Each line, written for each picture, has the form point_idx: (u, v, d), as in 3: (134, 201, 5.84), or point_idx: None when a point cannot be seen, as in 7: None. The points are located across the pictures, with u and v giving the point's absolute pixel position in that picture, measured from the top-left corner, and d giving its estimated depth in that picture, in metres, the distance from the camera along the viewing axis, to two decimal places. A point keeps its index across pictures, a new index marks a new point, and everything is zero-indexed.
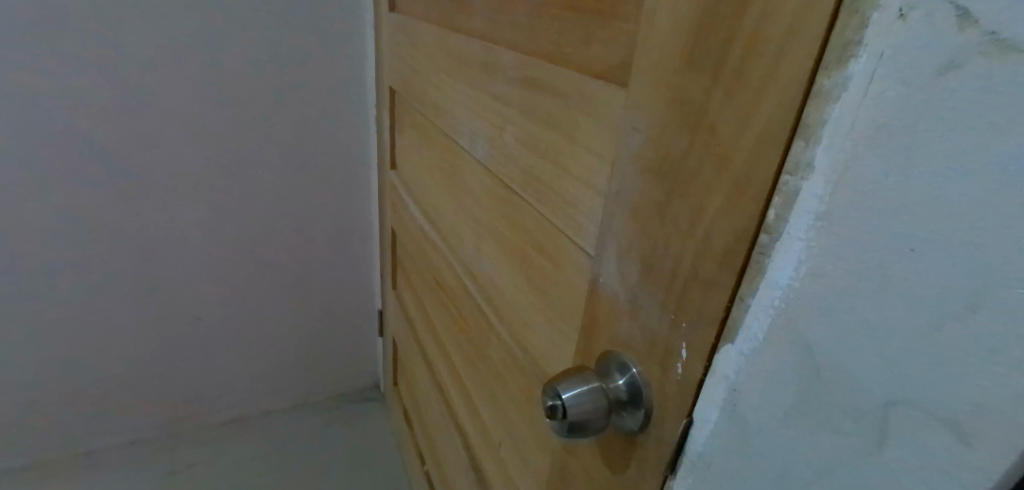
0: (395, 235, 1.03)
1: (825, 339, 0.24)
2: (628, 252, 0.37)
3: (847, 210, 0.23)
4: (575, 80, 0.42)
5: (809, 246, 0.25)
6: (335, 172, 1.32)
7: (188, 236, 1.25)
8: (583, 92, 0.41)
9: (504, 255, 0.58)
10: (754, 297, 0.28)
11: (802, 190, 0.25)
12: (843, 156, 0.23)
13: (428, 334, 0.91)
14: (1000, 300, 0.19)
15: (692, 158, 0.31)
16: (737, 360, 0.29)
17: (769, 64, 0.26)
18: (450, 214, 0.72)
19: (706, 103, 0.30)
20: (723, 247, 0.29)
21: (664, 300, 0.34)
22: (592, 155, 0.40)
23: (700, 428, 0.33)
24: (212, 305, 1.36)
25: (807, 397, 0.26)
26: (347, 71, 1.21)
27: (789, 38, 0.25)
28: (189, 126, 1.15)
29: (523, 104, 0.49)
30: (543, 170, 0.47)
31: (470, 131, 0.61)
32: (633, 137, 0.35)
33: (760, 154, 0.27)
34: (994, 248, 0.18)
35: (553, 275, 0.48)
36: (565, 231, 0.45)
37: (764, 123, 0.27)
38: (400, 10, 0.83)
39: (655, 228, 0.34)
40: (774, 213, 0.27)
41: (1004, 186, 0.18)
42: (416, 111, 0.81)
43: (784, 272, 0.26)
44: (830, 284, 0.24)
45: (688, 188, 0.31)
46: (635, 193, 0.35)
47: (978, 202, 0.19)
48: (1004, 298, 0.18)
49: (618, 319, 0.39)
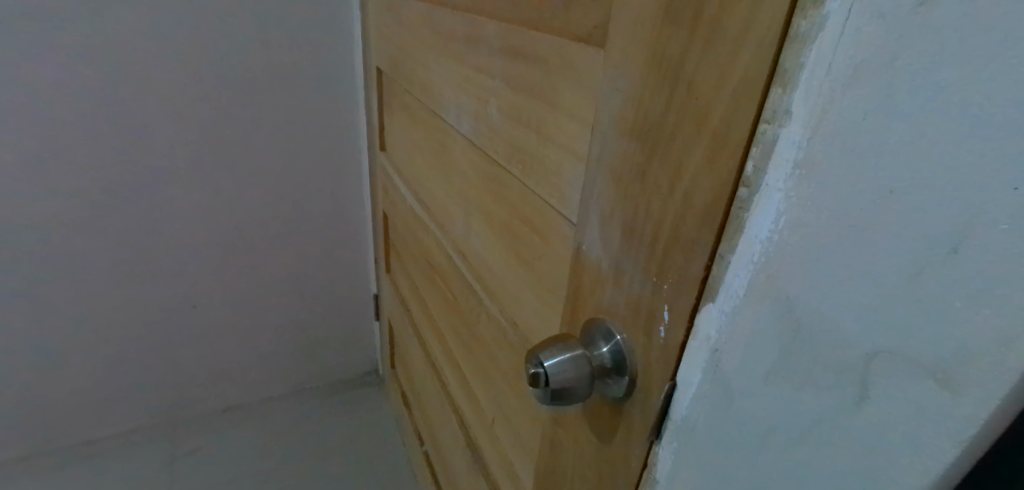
0: (388, 218, 1.02)
1: (805, 292, 0.24)
2: (611, 217, 0.36)
3: (827, 156, 0.22)
4: (556, 44, 0.40)
5: (789, 197, 0.24)
6: (329, 159, 1.31)
7: (184, 225, 1.25)
8: (564, 55, 0.39)
9: (492, 231, 0.57)
10: (734, 254, 0.27)
11: (781, 138, 0.24)
12: (822, 100, 0.22)
13: (423, 317, 0.91)
14: (988, 241, 0.18)
15: (671, 115, 0.30)
16: (717, 321, 0.29)
17: (749, 8, 0.25)
18: (439, 193, 0.71)
19: (684, 56, 0.29)
20: (704, 205, 0.28)
21: (646, 264, 0.33)
22: (573, 120, 0.39)
23: (685, 391, 0.32)
24: (207, 294, 1.36)
25: (790, 353, 0.25)
26: (334, 56, 1.20)
27: None
28: (175, 112, 1.13)
29: (504, 73, 0.48)
30: (527, 140, 0.46)
31: (455, 107, 0.59)
32: (613, 98, 0.34)
33: (739, 104, 0.26)
34: (975, 183, 0.18)
35: (540, 248, 0.48)
36: (549, 201, 0.44)
37: (743, 70, 0.25)
38: None
39: (637, 189, 0.33)
40: (752, 165, 0.26)
41: (989, 120, 0.17)
42: (403, 91, 0.79)
43: (762, 227, 0.26)
44: (810, 234, 0.23)
45: (667, 145, 0.30)
46: (615, 156, 0.34)
47: (965, 138, 0.18)
48: (987, 235, 0.18)
49: (603, 285, 0.38)
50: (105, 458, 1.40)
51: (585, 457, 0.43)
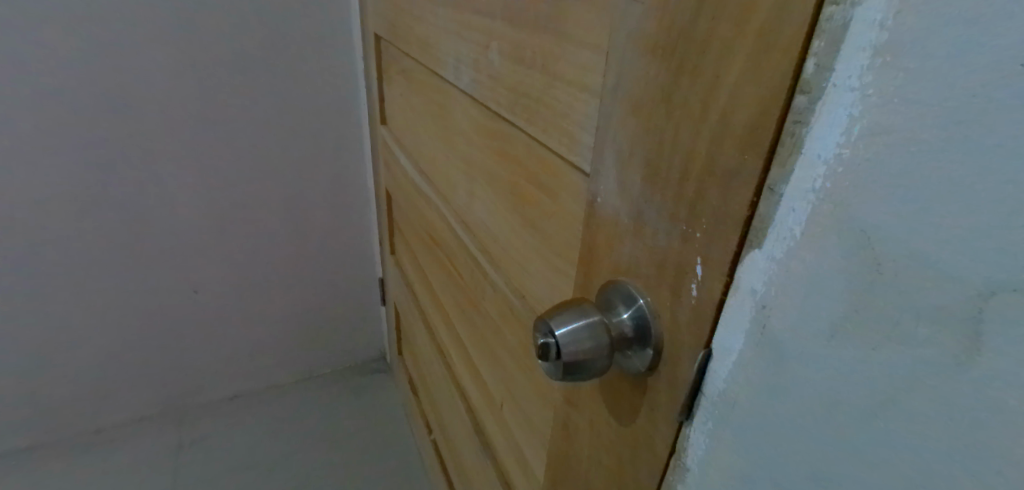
0: (390, 195, 0.97)
1: (887, 222, 0.18)
2: (630, 157, 0.30)
3: (924, 32, 0.16)
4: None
5: (866, 98, 0.18)
6: (329, 139, 1.26)
7: (181, 209, 1.21)
8: None
9: (495, 195, 0.52)
10: (788, 183, 0.22)
11: (855, 21, 0.18)
12: None
13: (428, 297, 0.86)
14: None
15: (705, 18, 0.24)
16: (764, 271, 0.24)
17: None
18: (440, 160, 0.66)
19: None
20: (746, 126, 0.23)
21: (674, 210, 0.28)
22: (584, 49, 0.33)
23: (722, 360, 0.27)
24: (208, 281, 1.32)
25: (865, 301, 0.20)
26: (332, 29, 1.15)
27: None
28: (168, 90, 1.08)
29: (506, 9, 0.42)
30: (532, 84, 0.40)
31: (455, 59, 0.54)
32: (631, 11, 0.28)
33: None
34: None
35: (548, 207, 0.42)
36: (556, 151, 0.39)
37: None
38: None
39: (660, 120, 0.28)
40: (814, 63, 0.20)
41: None
42: (402, 53, 0.73)
43: (824, 143, 0.20)
44: (898, 141, 0.18)
45: (700, 58, 0.25)
46: (634, 81, 0.29)
47: None
48: None
49: (620, 240, 0.33)
50: (111, 447, 1.39)
51: (602, 439, 0.38)
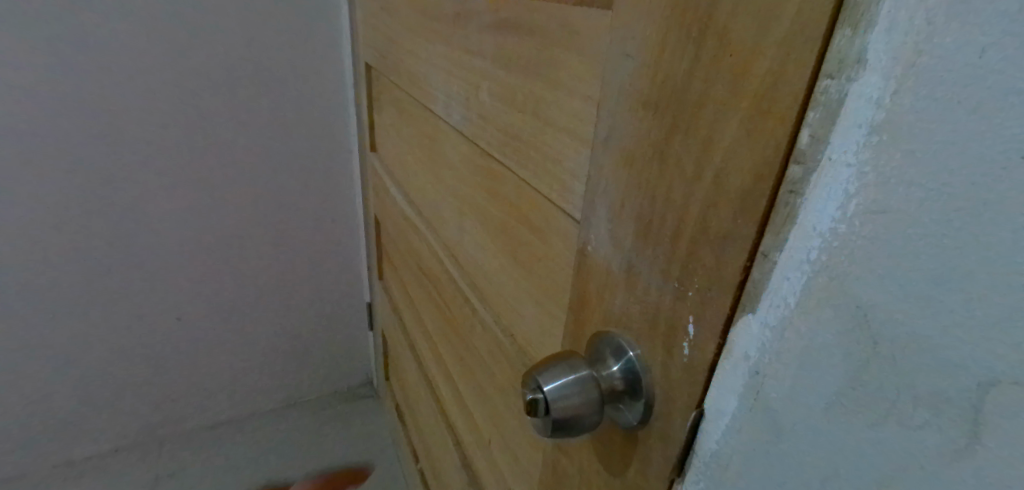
0: (380, 223, 0.96)
1: (884, 301, 0.18)
2: (622, 209, 0.30)
3: (921, 114, 0.16)
4: (555, 11, 0.34)
5: (861, 175, 0.18)
6: (318, 163, 1.25)
7: (164, 235, 1.19)
8: (564, 21, 0.34)
9: (485, 232, 0.51)
10: (783, 251, 0.21)
11: (850, 96, 0.18)
12: (913, 39, 0.16)
13: (416, 326, 0.85)
14: None
15: (698, 79, 0.24)
16: (758, 337, 0.23)
17: None
18: (431, 193, 0.65)
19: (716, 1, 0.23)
20: (741, 189, 0.23)
21: (666, 266, 0.27)
22: (575, 97, 0.33)
23: (715, 421, 0.26)
24: (192, 307, 1.30)
25: (861, 378, 0.19)
26: (322, 54, 1.15)
27: None
28: (156, 114, 1.08)
29: (497, 52, 0.42)
30: (523, 126, 0.40)
31: (445, 95, 0.54)
32: (623, 65, 0.28)
33: (791, 54, 0.20)
34: None
35: (539, 249, 0.42)
36: (547, 195, 0.39)
37: (797, 11, 0.19)
38: None
39: (652, 176, 0.27)
40: (809, 134, 0.20)
41: None
42: (393, 85, 0.73)
43: (820, 215, 0.20)
44: (895, 220, 0.17)
45: (693, 118, 0.24)
46: (626, 135, 0.29)
47: None
48: None
49: (611, 291, 0.32)
50: (86, 480, 1.35)
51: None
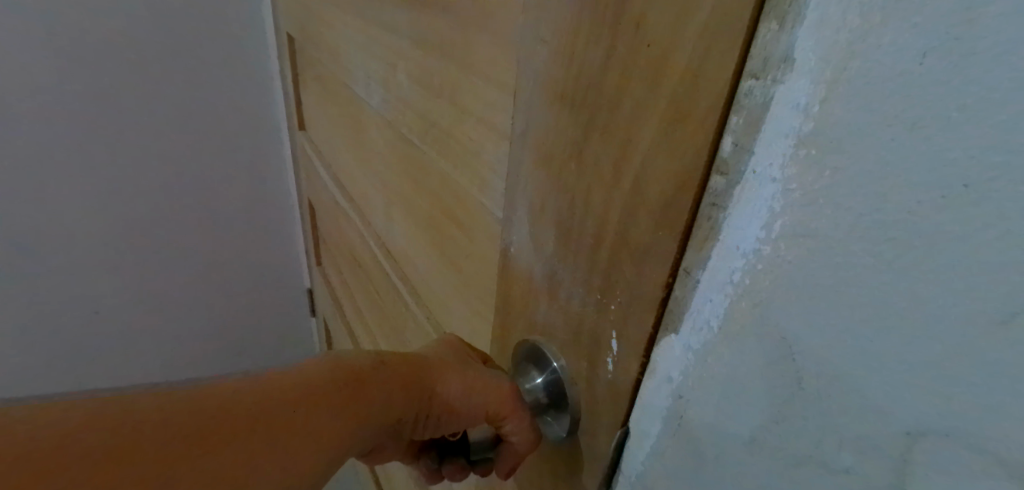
0: (314, 209, 0.90)
1: (810, 333, 0.16)
2: (541, 212, 0.27)
3: (853, 126, 0.14)
4: None
5: (787, 193, 0.16)
6: (244, 140, 1.16)
7: (74, 222, 1.11)
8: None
9: (414, 224, 0.47)
10: (705, 270, 0.19)
11: (776, 100, 0.16)
12: (846, 37, 0.14)
13: (356, 320, 0.80)
14: None
15: (615, 70, 0.21)
16: (681, 360, 0.21)
17: None
18: (359, 178, 0.60)
19: None
20: (662, 198, 0.20)
21: (588, 277, 0.25)
22: (490, 85, 0.30)
23: (639, 443, 0.24)
24: (111, 298, 1.22)
25: (785, 415, 0.17)
26: (240, 20, 1.06)
27: None
28: (54, 88, 0.99)
29: (410, 28, 0.38)
30: (442, 113, 0.36)
31: (364, 74, 0.49)
32: (537, 51, 0.25)
33: (712, 47, 0.17)
34: None
35: (465, 246, 0.39)
36: (469, 190, 0.35)
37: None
38: None
39: (571, 179, 0.24)
40: (732, 142, 0.17)
41: None
42: (315, 61, 0.67)
43: (743, 234, 0.17)
44: (822, 247, 0.15)
45: (611, 115, 0.21)
46: (543, 131, 0.26)
47: None
48: None
49: (533, 297, 0.30)
50: None
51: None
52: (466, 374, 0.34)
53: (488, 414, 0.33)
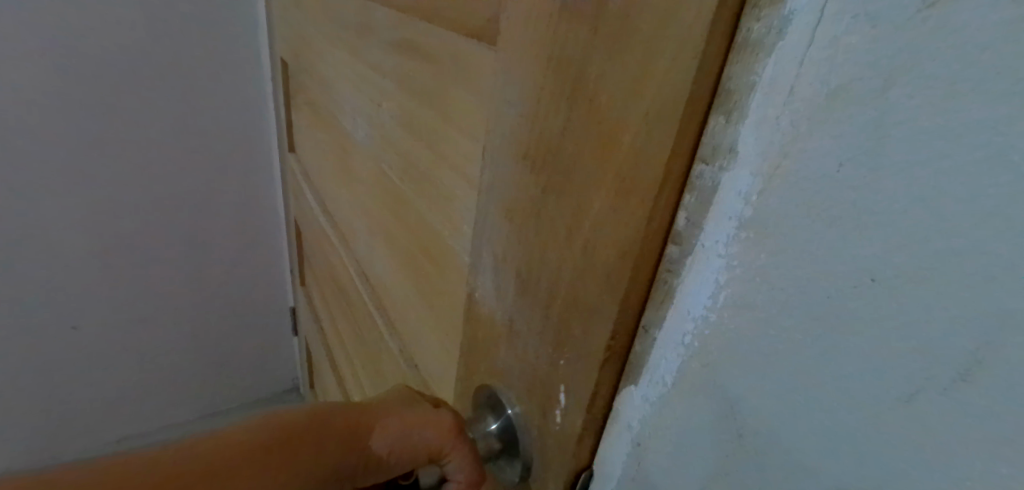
0: (300, 229, 0.90)
1: (751, 394, 0.18)
2: (504, 261, 0.29)
3: (785, 218, 0.16)
4: (447, 41, 0.33)
5: (731, 267, 0.18)
6: (234, 157, 1.18)
7: (57, 234, 1.11)
8: (454, 53, 0.32)
9: (392, 254, 0.49)
10: (662, 329, 0.21)
11: (723, 185, 0.18)
12: (779, 138, 0.16)
13: (335, 340, 0.81)
14: (1010, 364, 0.12)
15: (570, 139, 0.22)
16: (640, 409, 0.23)
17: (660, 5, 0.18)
18: (343, 203, 0.62)
19: (584, 61, 0.21)
20: (607, 263, 0.21)
21: (542, 328, 0.26)
22: (464, 136, 0.32)
23: (602, 485, 0.26)
24: (93, 312, 1.25)
25: (728, 469, 0.19)
26: (237, 39, 1.07)
27: None
28: (42, 101, 0.98)
29: (397, 72, 0.40)
30: (421, 155, 0.38)
31: (352, 108, 0.51)
32: (504, 112, 0.27)
33: (652, 130, 0.19)
34: (987, 279, 0.12)
35: (440, 285, 0.39)
36: (441, 230, 0.37)
37: (657, 86, 0.18)
38: None
39: (532, 235, 0.26)
40: (685, 218, 0.19)
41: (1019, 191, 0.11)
42: (306, 85, 0.69)
43: (694, 301, 0.19)
44: (760, 319, 0.17)
45: (565, 180, 0.23)
46: (507, 187, 0.27)
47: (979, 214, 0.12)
48: (1005, 355, 0.12)
49: (495, 341, 0.31)
50: None
51: None
52: (407, 414, 0.35)
53: (428, 451, 0.35)
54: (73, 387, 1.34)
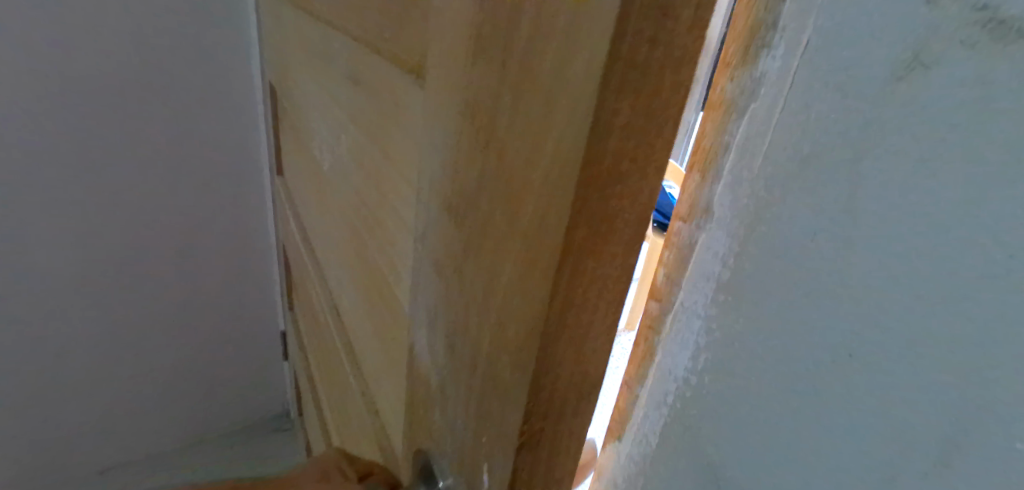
0: (287, 255, 0.90)
1: (728, 466, 0.16)
2: (436, 320, 0.28)
3: (757, 286, 0.15)
4: (392, 86, 0.33)
5: (709, 330, 0.17)
6: (226, 181, 1.18)
7: (47, 259, 1.11)
8: (398, 100, 0.32)
9: (355, 290, 0.48)
10: (645, 386, 0.20)
11: (699, 244, 0.17)
12: (752, 202, 0.15)
13: (318, 367, 0.80)
14: (990, 454, 0.11)
15: (484, 204, 0.22)
16: (625, 467, 0.22)
17: (549, 83, 0.17)
18: (319, 233, 0.62)
19: (493, 129, 0.21)
20: (515, 340, 0.21)
21: (469, 396, 0.25)
22: (404, 184, 0.32)
23: None
24: (81, 337, 1.23)
25: None
26: (231, 67, 1.07)
27: (567, 47, 0.16)
28: (34, 128, 0.99)
29: (356, 108, 0.41)
30: (376, 197, 0.38)
31: (329, 140, 0.51)
32: (433, 167, 0.26)
33: (547, 210, 0.18)
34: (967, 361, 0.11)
35: (390, 332, 0.39)
36: (390, 272, 0.37)
37: (547, 165, 0.18)
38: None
39: (457, 287, 0.25)
40: (665, 274, 0.19)
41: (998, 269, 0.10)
42: (291, 111, 0.69)
43: (674, 361, 0.19)
44: (736, 387, 0.16)
45: (482, 246, 0.23)
46: (436, 245, 0.27)
47: (952, 292, 0.11)
48: (990, 445, 0.11)
49: (429, 391, 0.30)
50: None
51: None
52: None
53: None
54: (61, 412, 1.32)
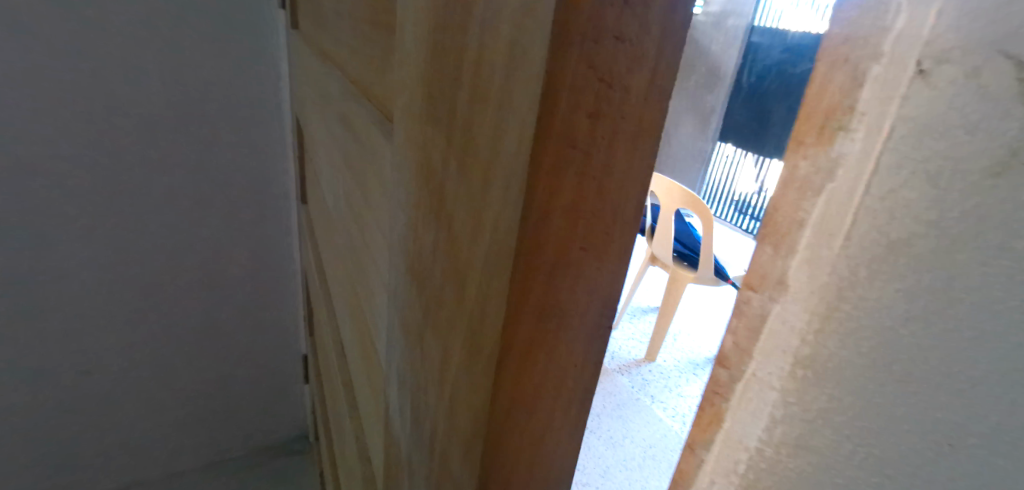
0: (310, 283, 0.92)
1: None
2: (403, 378, 0.29)
3: (843, 363, 0.15)
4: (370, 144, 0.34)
5: (789, 403, 0.17)
6: (252, 208, 1.20)
7: (77, 283, 1.14)
8: (374, 159, 0.34)
9: (353, 338, 0.49)
10: (710, 453, 0.20)
11: (771, 316, 0.17)
12: (835, 281, 0.15)
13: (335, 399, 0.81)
14: None
15: (436, 273, 0.23)
16: None
17: (484, 171, 0.18)
18: (331, 271, 0.63)
19: (440, 204, 0.22)
20: (467, 408, 0.21)
21: (431, 458, 0.26)
22: (380, 240, 0.33)
23: None
24: (106, 361, 1.26)
25: None
26: (260, 100, 1.11)
27: (498, 140, 0.17)
28: (71, 158, 1.03)
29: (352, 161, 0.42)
30: (365, 246, 0.40)
31: (335, 186, 0.53)
32: (397, 230, 0.28)
33: (489, 288, 0.19)
34: None
35: (376, 379, 0.40)
36: (373, 322, 0.38)
37: (486, 246, 0.19)
38: (304, 32, 0.72)
39: (417, 347, 0.26)
40: (732, 341, 0.19)
41: None
42: (314, 148, 0.71)
43: (746, 431, 0.18)
44: (824, 462, 0.16)
45: (436, 312, 0.24)
46: (402, 305, 0.28)
47: None
48: None
49: (402, 444, 0.31)
50: None
51: None
52: None
53: None
54: (83, 434, 1.34)
